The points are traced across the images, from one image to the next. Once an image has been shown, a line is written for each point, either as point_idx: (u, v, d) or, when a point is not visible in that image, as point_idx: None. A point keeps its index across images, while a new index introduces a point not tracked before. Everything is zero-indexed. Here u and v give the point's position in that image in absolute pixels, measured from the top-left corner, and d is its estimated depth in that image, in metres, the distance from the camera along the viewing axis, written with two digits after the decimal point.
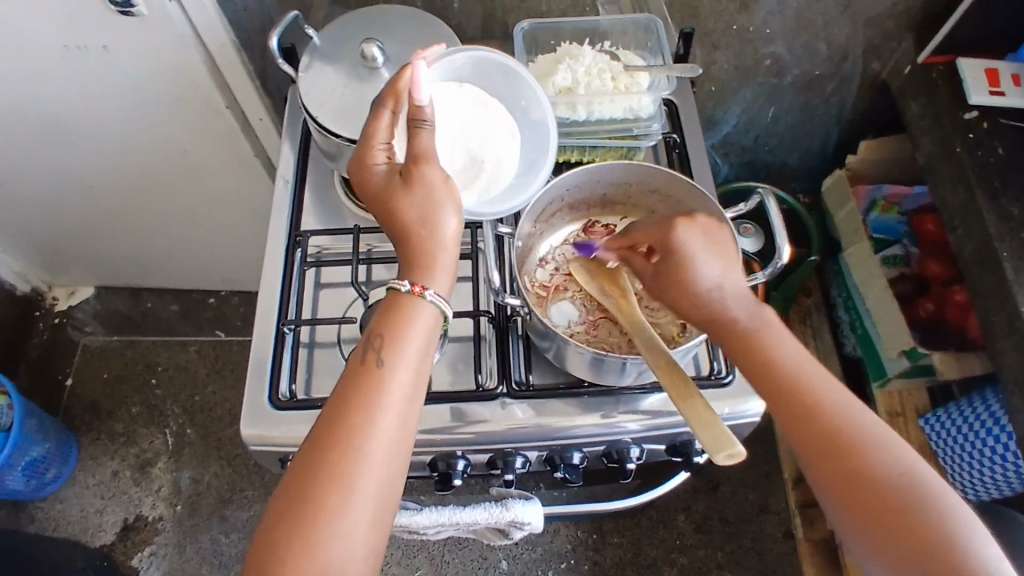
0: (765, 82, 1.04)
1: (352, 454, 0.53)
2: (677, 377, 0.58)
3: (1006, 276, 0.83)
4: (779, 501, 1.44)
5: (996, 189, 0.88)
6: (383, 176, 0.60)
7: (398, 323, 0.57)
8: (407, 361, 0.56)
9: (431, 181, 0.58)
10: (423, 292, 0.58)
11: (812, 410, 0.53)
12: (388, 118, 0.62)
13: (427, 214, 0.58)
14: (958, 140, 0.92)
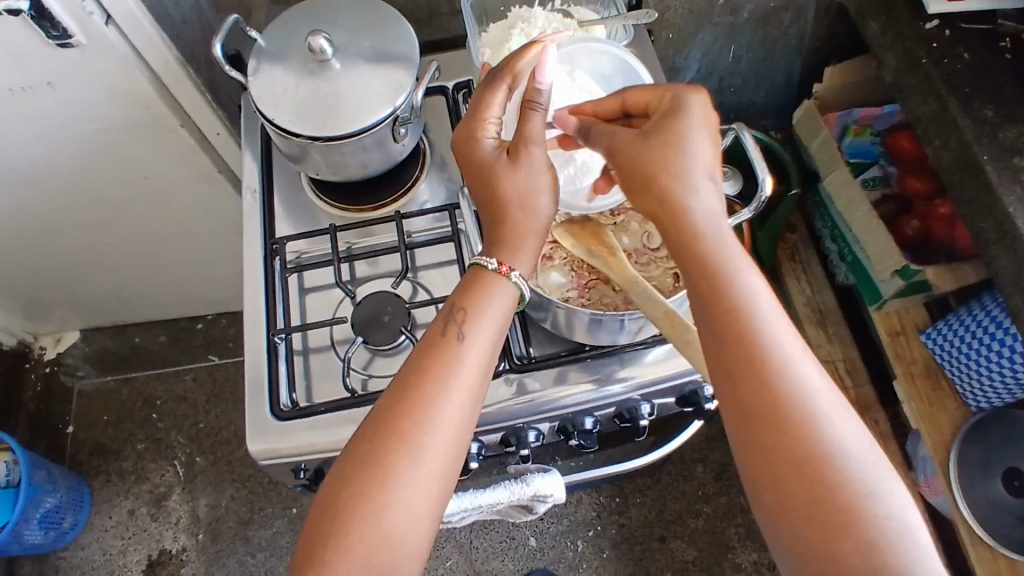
0: (722, 22, 1.02)
1: (423, 425, 0.53)
2: (676, 322, 0.58)
3: (989, 180, 0.82)
4: None
5: (967, 95, 0.87)
6: (490, 151, 0.61)
7: (475, 297, 0.58)
8: (481, 339, 0.57)
9: (536, 163, 0.60)
10: (509, 272, 0.59)
11: (755, 335, 0.50)
12: (502, 95, 0.63)
13: (526, 195, 0.59)
14: (923, 51, 0.91)
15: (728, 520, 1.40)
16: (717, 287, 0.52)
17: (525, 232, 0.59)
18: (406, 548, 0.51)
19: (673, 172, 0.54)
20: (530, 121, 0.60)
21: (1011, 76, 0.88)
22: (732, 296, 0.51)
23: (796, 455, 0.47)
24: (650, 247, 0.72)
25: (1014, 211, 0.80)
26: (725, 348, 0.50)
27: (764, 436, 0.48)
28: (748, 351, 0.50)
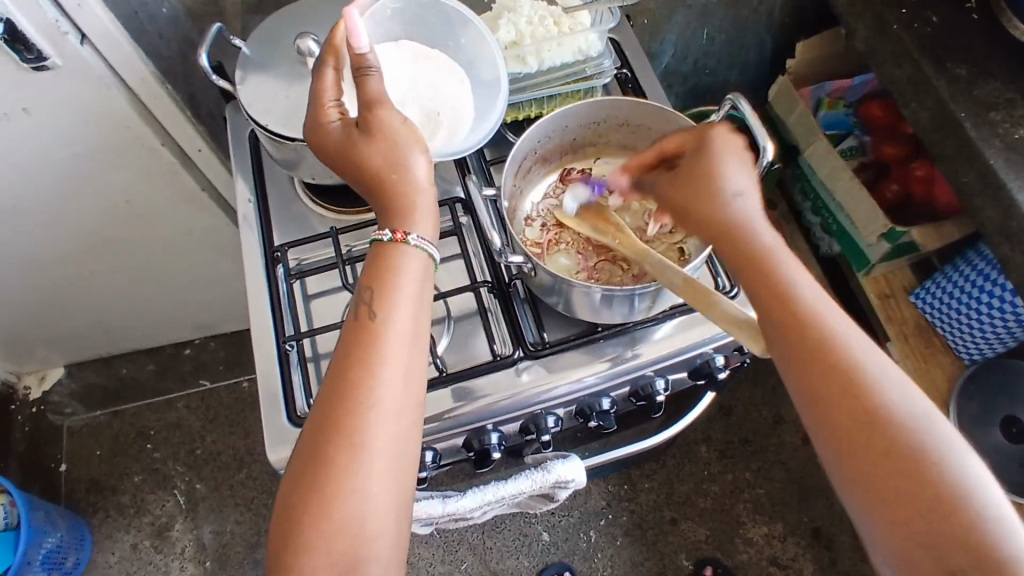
0: (695, 5, 1.04)
1: (355, 407, 0.53)
2: (697, 290, 0.60)
3: (969, 136, 0.85)
4: (790, 410, 1.49)
5: (940, 56, 0.90)
6: (344, 131, 0.60)
7: (382, 272, 0.58)
8: (398, 308, 0.57)
9: (396, 124, 0.60)
10: (406, 237, 0.59)
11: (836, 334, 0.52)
12: (332, 75, 0.63)
13: (395, 160, 0.60)
14: (894, 17, 0.93)
15: (736, 496, 1.42)
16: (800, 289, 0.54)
17: (408, 193, 0.59)
18: (378, 526, 0.52)
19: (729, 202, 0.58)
20: (375, 79, 0.59)
21: (978, 35, 0.91)
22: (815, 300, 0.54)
23: (887, 450, 0.48)
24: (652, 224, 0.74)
25: (996, 163, 0.83)
26: (807, 344, 0.52)
27: (842, 426, 0.50)
28: (830, 349, 0.51)
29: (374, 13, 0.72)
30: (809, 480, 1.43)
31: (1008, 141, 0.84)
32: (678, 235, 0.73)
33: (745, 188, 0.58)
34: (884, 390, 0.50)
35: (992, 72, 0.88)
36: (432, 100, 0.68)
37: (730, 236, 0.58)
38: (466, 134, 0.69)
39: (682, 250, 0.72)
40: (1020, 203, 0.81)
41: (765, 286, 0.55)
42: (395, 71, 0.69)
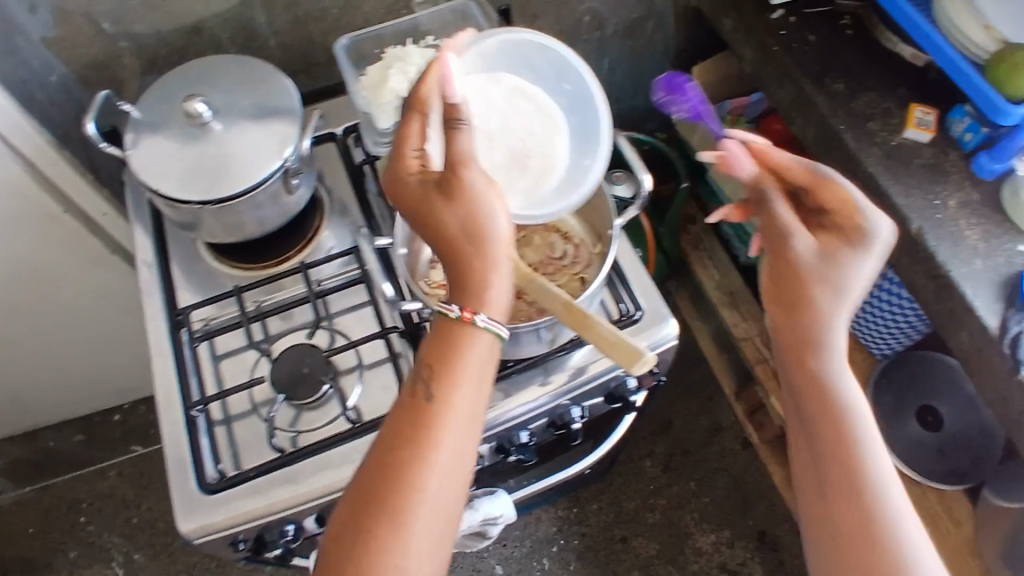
0: (590, 38, 1.09)
1: (405, 491, 0.53)
2: (576, 313, 0.60)
3: (850, 147, 0.89)
4: (728, 417, 1.52)
5: (818, 73, 0.95)
6: (431, 191, 0.58)
7: (442, 351, 0.57)
8: (457, 395, 0.56)
9: (483, 191, 0.57)
10: (473, 317, 0.57)
11: (842, 408, 0.58)
12: (416, 125, 0.61)
13: (472, 227, 0.58)
14: (775, 39, 0.98)
15: (683, 508, 1.45)
16: (818, 358, 0.60)
17: (483, 269, 0.57)
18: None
19: (824, 270, 0.60)
20: (467, 141, 0.56)
21: (852, 51, 0.96)
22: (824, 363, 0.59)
23: (873, 525, 0.55)
24: (554, 256, 0.75)
25: (875, 170, 0.87)
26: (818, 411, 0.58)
27: (835, 491, 0.56)
28: (834, 419, 0.58)
29: (472, 49, 0.71)
30: (751, 484, 1.46)
31: (885, 148, 0.88)
32: (578, 266, 0.74)
33: (806, 259, 0.61)
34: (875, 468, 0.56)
35: (867, 84, 0.93)
36: (520, 150, 0.70)
37: (792, 290, 0.61)
38: (556, 186, 0.71)
39: (583, 280, 0.73)
40: (900, 206, 0.85)
41: (798, 347, 0.60)
42: (483, 116, 0.70)
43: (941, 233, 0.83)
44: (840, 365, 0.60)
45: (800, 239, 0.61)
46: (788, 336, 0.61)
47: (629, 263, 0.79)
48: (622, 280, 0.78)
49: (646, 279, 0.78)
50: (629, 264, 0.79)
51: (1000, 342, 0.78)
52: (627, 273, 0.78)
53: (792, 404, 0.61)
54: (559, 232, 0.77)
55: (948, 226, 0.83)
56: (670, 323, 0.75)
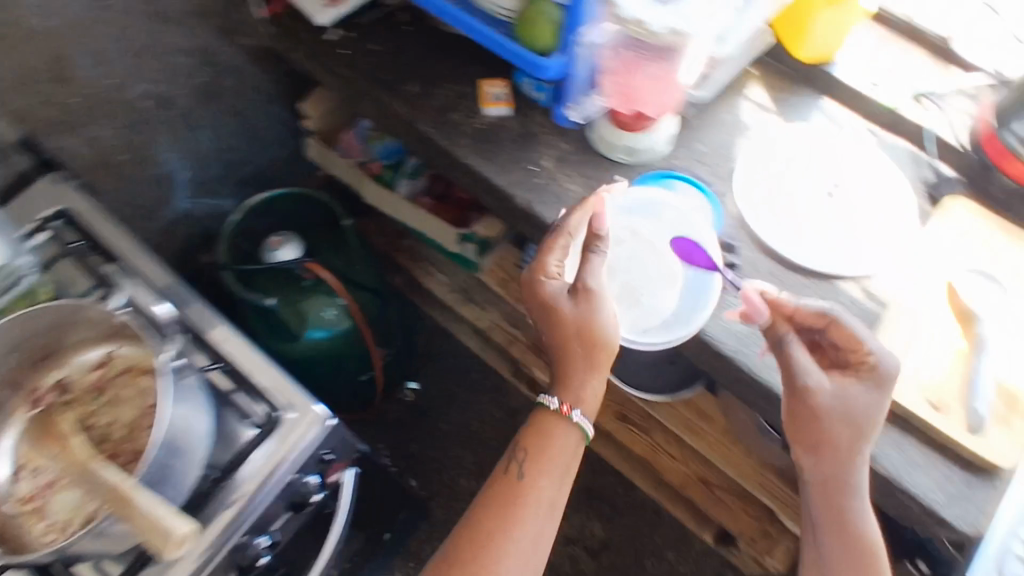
0: (166, 118, 0.99)
1: (496, 548, 0.70)
2: (118, 497, 0.57)
3: (440, 144, 0.85)
4: (519, 400, 1.49)
5: (388, 79, 0.90)
6: (565, 303, 0.73)
7: (536, 443, 0.75)
8: (543, 476, 0.74)
9: (598, 311, 0.73)
10: (569, 411, 0.74)
11: (856, 530, 0.68)
12: (558, 245, 0.76)
13: (586, 338, 0.73)
14: (334, 61, 0.92)
15: None
16: (844, 488, 0.68)
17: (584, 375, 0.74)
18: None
19: (828, 407, 0.67)
20: (594, 267, 0.74)
21: (413, 44, 0.91)
22: (856, 522, 0.68)
23: None
24: (150, 403, 0.68)
25: (470, 158, 0.84)
26: (829, 536, 0.69)
27: None
28: (852, 546, 0.68)
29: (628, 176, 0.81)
30: None
31: (471, 133, 0.86)
32: None
33: (851, 388, 0.68)
34: None
35: (437, 74, 0.90)
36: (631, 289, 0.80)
37: (817, 418, 0.68)
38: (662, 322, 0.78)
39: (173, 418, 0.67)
40: (504, 185, 0.82)
41: (825, 472, 0.68)
42: (621, 243, 0.82)
43: (545, 197, 0.82)
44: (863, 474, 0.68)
45: (813, 378, 0.68)
46: (827, 480, 0.69)
47: (253, 366, 0.74)
48: (254, 390, 0.73)
49: (277, 374, 0.73)
50: (254, 368, 0.73)
51: None
52: (255, 380, 0.73)
53: (825, 526, 0.69)
54: (147, 372, 0.69)
55: (548, 188, 0.83)
56: (320, 408, 0.72)
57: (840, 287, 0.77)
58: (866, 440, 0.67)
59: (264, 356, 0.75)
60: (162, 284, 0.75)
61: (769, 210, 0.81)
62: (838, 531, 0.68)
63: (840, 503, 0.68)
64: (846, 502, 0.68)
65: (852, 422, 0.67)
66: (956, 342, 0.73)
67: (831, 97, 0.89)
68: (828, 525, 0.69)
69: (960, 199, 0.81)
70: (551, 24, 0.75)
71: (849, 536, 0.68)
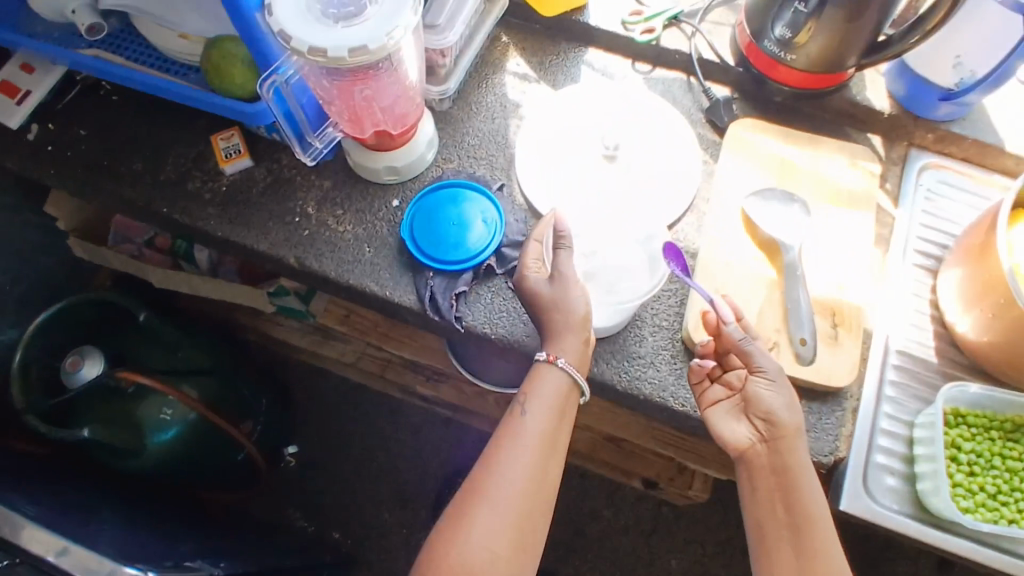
0: None
1: (482, 490, 0.61)
2: None
3: (185, 224, 0.75)
4: (419, 414, 1.39)
5: (110, 165, 0.78)
6: (542, 287, 0.65)
7: (537, 381, 0.64)
8: (538, 410, 0.64)
9: (577, 297, 0.64)
10: (554, 360, 0.64)
11: (808, 480, 0.59)
12: (533, 247, 0.67)
13: (578, 324, 0.64)
14: (47, 162, 0.79)
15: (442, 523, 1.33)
16: (791, 440, 0.60)
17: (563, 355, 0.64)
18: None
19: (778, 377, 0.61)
20: (568, 262, 0.66)
21: (130, 117, 0.80)
22: (808, 473, 0.60)
23: (825, 547, 0.58)
24: None
25: (223, 231, 0.74)
26: (782, 487, 0.60)
27: (797, 535, 0.59)
28: (803, 493, 0.59)
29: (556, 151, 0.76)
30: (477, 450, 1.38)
31: (219, 199, 0.75)
32: None
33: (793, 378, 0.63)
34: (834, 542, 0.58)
35: (163, 143, 0.78)
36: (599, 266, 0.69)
37: (766, 396, 0.61)
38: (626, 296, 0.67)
39: None
40: (267, 250, 0.73)
41: (772, 428, 0.60)
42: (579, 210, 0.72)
43: (319, 248, 0.73)
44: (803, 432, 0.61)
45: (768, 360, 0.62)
46: (770, 435, 0.60)
47: (47, 546, 0.68)
48: (57, 571, 0.67)
49: (73, 546, 0.68)
50: (49, 547, 0.68)
51: (425, 312, 0.70)
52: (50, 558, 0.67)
53: (766, 479, 0.60)
54: None
55: (320, 236, 0.74)
56: (135, 568, 0.68)
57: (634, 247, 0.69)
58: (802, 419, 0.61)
59: (57, 532, 0.69)
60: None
61: (546, 191, 0.74)
62: (786, 477, 0.59)
63: (789, 452, 0.60)
64: (795, 448, 0.60)
65: (789, 394, 0.61)
66: (766, 272, 0.68)
67: (595, 46, 0.83)
68: (775, 475, 0.60)
69: (737, 120, 0.76)
70: (247, 63, 0.66)
71: (801, 504, 0.59)
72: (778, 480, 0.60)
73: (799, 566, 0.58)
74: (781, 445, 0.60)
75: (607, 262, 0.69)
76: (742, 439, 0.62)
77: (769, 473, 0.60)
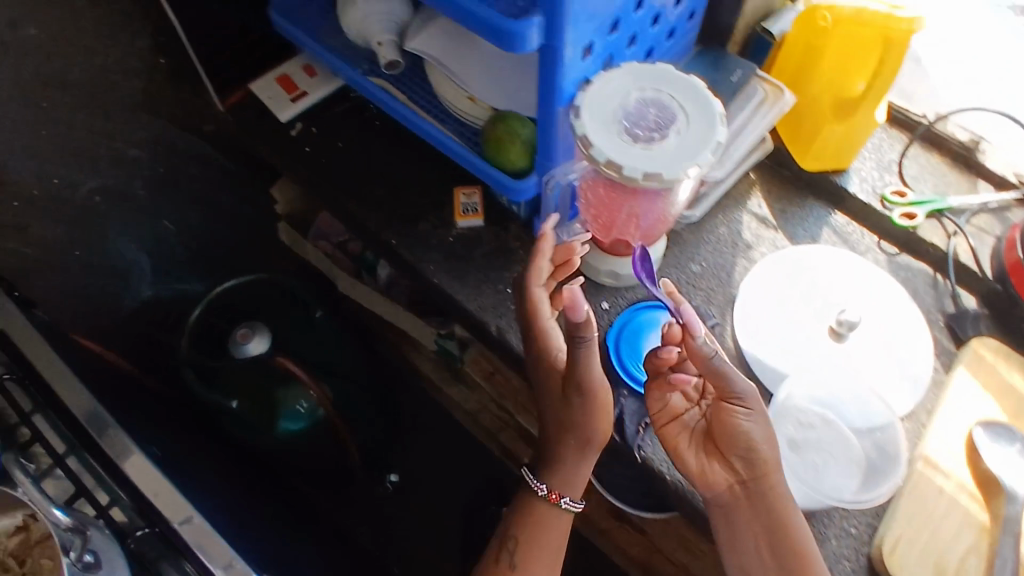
0: (127, 214, 0.92)
1: None
2: None
3: (407, 261, 0.78)
4: None
5: (356, 184, 0.82)
6: (577, 407, 0.67)
7: (531, 527, 0.73)
8: (532, 560, 0.72)
9: (596, 411, 0.67)
10: (559, 497, 0.72)
11: (790, 516, 0.59)
12: (541, 292, 0.68)
13: (581, 432, 0.68)
14: (302, 160, 0.84)
15: None
16: (763, 469, 0.60)
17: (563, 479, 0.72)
18: None
19: (745, 395, 0.60)
20: (587, 355, 0.65)
21: (386, 145, 0.84)
22: (790, 508, 0.59)
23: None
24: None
25: (439, 279, 0.77)
26: (765, 515, 0.59)
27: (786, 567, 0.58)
28: (786, 526, 0.59)
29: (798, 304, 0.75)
30: None
31: (444, 248, 0.78)
32: None
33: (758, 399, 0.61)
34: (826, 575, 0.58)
35: (409, 180, 0.82)
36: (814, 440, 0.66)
37: (733, 416, 0.60)
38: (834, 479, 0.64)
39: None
40: (472, 310, 0.75)
41: (750, 459, 0.60)
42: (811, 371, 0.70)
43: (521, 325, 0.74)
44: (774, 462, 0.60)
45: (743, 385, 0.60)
46: (751, 464, 0.60)
47: (176, 512, 0.70)
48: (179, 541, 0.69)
49: (201, 522, 0.70)
50: (176, 513, 0.70)
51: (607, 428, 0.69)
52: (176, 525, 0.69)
53: (739, 506, 0.61)
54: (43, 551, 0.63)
55: None
56: None
57: (854, 441, 0.66)
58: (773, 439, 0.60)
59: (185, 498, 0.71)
60: (71, 401, 0.73)
61: (766, 346, 0.72)
62: (762, 510, 0.60)
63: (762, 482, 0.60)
64: (775, 484, 0.60)
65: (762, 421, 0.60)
66: (978, 518, 0.64)
67: (842, 212, 0.81)
68: (755, 508, 0.60)
69: (981, 339, 0.72)
70: (525, 143, 0.68)
71: (785, 543, 0.59)
72: (754, 511, 0.60)
73: None
74: (761, 484, 0.60)
75: (816, 444, 0.66)
76: (716, 484, 0.62)
77: (751, 516, 0.60)
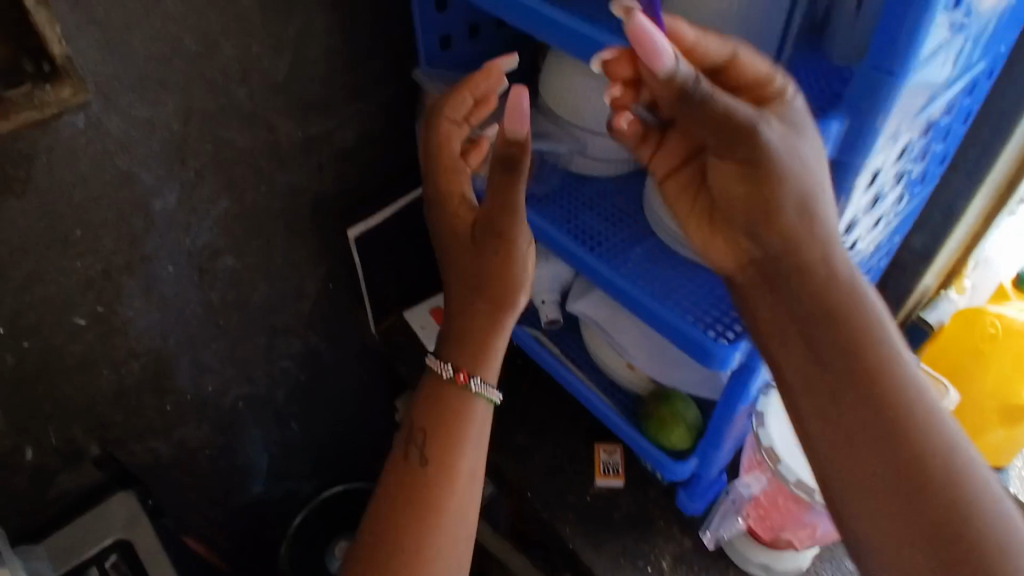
0: (261, 419, 0.93)
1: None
2: None
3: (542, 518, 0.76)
4: None
5: (495, 426, 0.83)
6: (480, 260, 0.61)
7: (443, 412, 0.62)
8: (455, 465, 0.60)
9: (507, 261, 0.61)
10: (469, 378, 0.62)
11: (880, 367, 0.46)
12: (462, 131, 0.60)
13: (474, 268, 0.61)
14: None
15: None
16: (809, 270, 0.48)
17: (482, 338, 0.62)
18: None
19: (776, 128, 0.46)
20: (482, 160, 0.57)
21: (527, 389, 0.86)
22: (869, 348, 0.46)
23: (939, 473, 0.43)
24: None
25: (575, 544, 0.73)
26: (848, 373, 0.46)
27: (897, 472, 0.44)
28: (873, 382, 0.46)
29: None
30: None
31: (581, 509, 0.76)
32: None
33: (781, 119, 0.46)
34: (965, 481, 0.43)
35: (548, 428, 0.82)
36: None
37: (762, 184, 0.48)
38: None
39: None
40: None
41: (822, 294, 0.48)
42: None
43: None
44: (862, 299, 0.47)
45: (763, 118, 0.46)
46: (769, 216, 0.48)
47: None
48: None
49: None
50: None
51: None
52: None
53: (806, 367, 0.48)
54: None
55: None
56: None
57: None
58: (818, 214, 0.47)
59: None
60: None
61: None
62: (836, 332, 0.47)
63: (852, 331, 0.47)
64: (851, 316, 0.47)
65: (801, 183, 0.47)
66: None
67: None
68: (816, 343, 0.48)
69: None
70: (689, 428, 0.68)
71: (874, 432, 0.45)
72: (875, 400, 0.46)
73: (903, 508, 0.44)
74: (802, 267, 0.48)
75: None
76: (726, 257, 0.53)
77: (828, 395, 0.47)
